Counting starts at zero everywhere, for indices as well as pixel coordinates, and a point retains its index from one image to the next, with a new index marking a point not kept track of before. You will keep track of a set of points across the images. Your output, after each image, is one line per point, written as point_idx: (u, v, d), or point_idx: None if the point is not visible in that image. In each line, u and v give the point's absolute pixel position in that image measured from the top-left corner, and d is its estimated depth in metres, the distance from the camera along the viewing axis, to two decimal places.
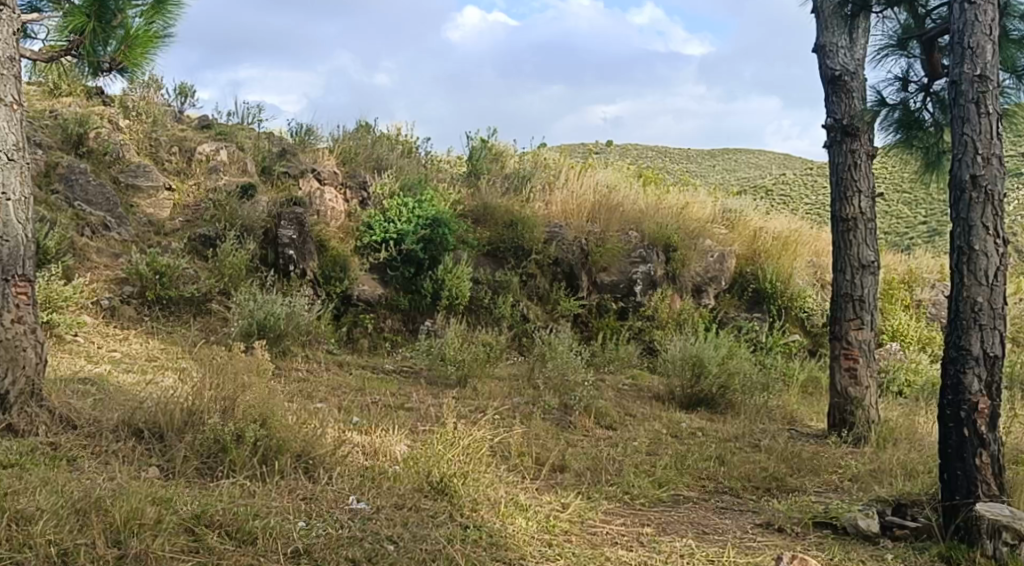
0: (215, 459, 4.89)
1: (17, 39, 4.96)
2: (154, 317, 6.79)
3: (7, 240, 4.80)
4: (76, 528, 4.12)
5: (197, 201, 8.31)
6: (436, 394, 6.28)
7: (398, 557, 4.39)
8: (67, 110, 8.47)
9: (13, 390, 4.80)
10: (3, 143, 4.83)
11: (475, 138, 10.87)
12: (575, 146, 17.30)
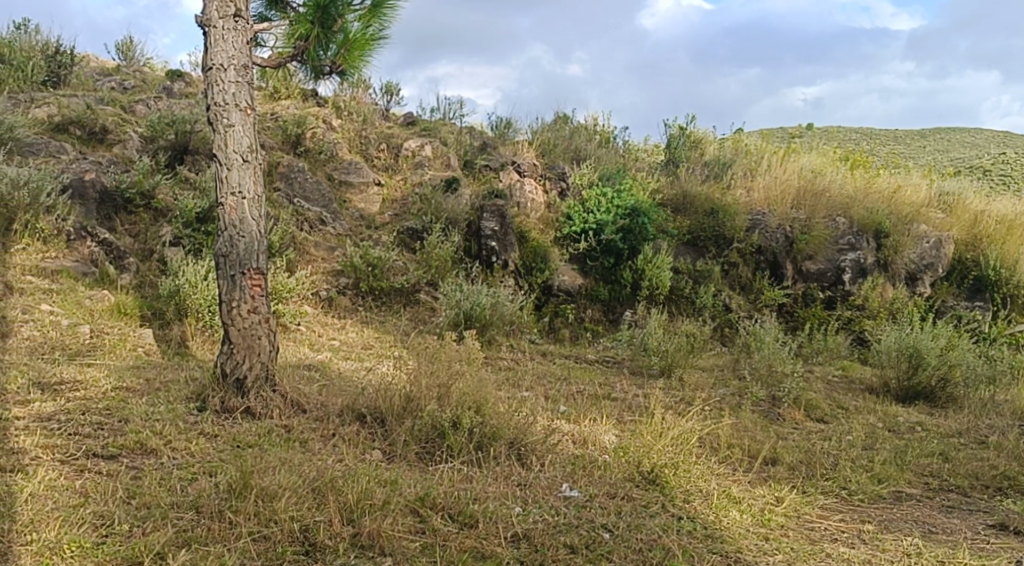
0: (433, 444, 5.08)
1: (250, 48, 5.29)
2: (367, 307, 7.08)
3: (244, 236, 5.14)
4: (314, 506, 4.37)
5: (405, 195, 8.70)
6: (641, 384, 6.31)
7: (616, 545, 4.44)
8: (286, 113, 9.02)
9: (250, 376, 5.15)
10: (239, 146, 5.17)
11: (673, 125, 10.83)
12: (780, 130, 16.86)
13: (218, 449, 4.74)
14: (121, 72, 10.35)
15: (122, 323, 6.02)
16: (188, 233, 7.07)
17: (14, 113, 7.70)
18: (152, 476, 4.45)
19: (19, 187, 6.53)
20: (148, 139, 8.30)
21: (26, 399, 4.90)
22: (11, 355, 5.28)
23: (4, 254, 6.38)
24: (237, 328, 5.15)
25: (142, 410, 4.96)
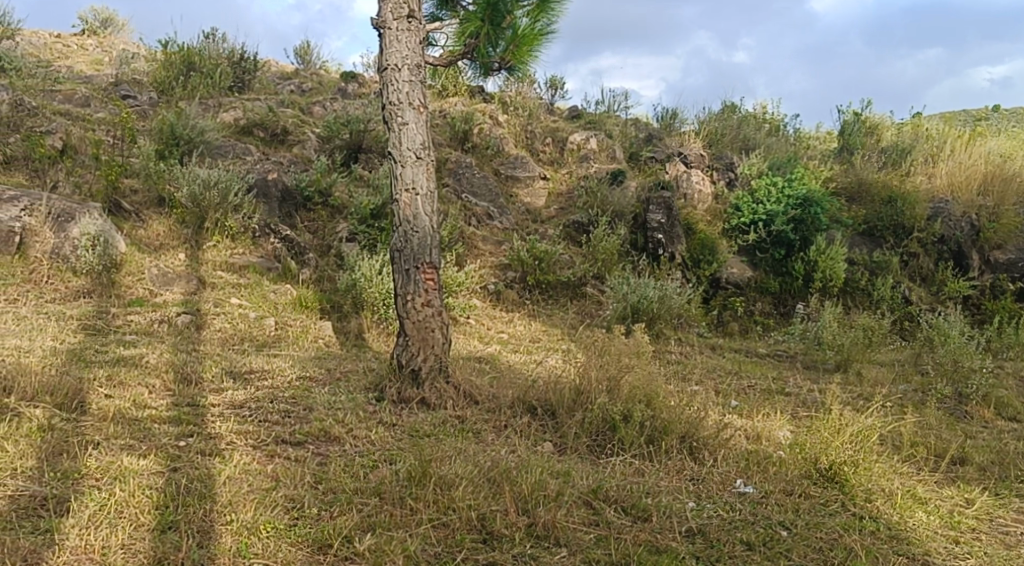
0: (604, 437, 5.09)
1: (422, 48, 5.43)
2: (535, 300, 7.15)
3: (417, 231, 5.28)
4: (490, 495, 4.45)
5: (570, 188, 9.01)
6: (816, 379, 6.15)
7: (795, 544, 4.34)
8: (454, 110, 9.41)
9: (424, 367, 5.29)
10: (412, 143, 5.31)
11: (848, 111, 10.57)
12: (966, 115, 16.00)
13: (397, 438, 4.90)
14: (300, 76, 10.95)
15: (303, 316, 6.30)
16: (363, 229, 7.34)
17: (206, 117, 8.23)
18: (337, 462, 4.64)
19: (211, 187, 6.94)
20: (325, 139, 8.72)
21: (220, 387, 5.19)
22: (206, 346, 5.61)
23: (197, 251, 6.81)
24: (411, 321, 5.29)
25: (325, 400, 5.18)
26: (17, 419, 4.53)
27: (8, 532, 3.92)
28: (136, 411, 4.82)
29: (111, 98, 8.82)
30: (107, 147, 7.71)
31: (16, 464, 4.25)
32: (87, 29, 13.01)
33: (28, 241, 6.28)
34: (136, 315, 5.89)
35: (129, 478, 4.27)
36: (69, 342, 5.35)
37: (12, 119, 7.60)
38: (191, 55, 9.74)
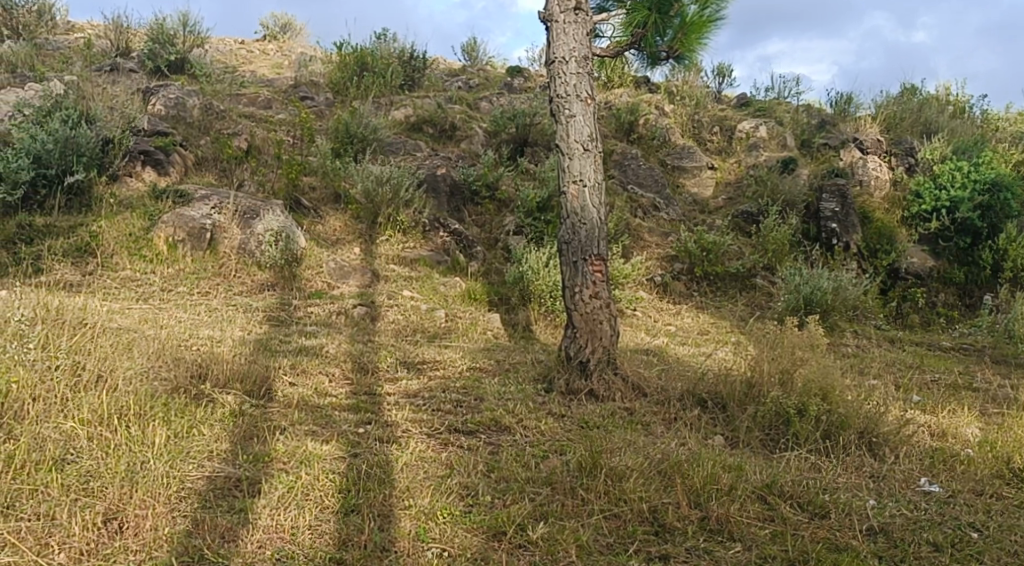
0: (777, 431, 4.94)
1: (589, 40, 5.44)
2: (703, 293, 7.04)
3: (585, 223, 5.30)
4: (661, 488, 4.42)
5: (738, 177, 8.90)
6: (1008, 374, 5.82)
7: (987, 546, 4.12)
8: (621, 102, 9.55)
9: (592, 359, 5.29)
10: (580, 135, 5.32)
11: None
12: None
13: (567, 428, 4.93)
14: (466, 72, 11.22)
15: (473, 308, 6.43)
16: (530, 222, 7.45)
17: (379, 116, 8.55)
18: (508, 451, 4.71)
19: (383, 183, 7.18)
20: (492, 134, 8.90)
21: (395, 376, 5.37)
22: (381, 337, 5.82)
23: (371, 245, 7.06)
24: (579, 313, 5.31)
25: (495, 390, 5.26)
26: (212, 404, 4.80)
27: (207, 510, 4.14)
28: (318, 398, 5.05)
29: (291, 100, 9.26)
30: (287, 146, 8.11)
31: (212, 446, 4.51)
32: (267, 35, 13.75)
33: (217, 237, 6.62)
34: (316, 306, 6.17)
35: (314, 463, 4.47)
36: (256, 332, 5.64)
37: (201, 122, 8.08)
38: (364, 56, 10.12)
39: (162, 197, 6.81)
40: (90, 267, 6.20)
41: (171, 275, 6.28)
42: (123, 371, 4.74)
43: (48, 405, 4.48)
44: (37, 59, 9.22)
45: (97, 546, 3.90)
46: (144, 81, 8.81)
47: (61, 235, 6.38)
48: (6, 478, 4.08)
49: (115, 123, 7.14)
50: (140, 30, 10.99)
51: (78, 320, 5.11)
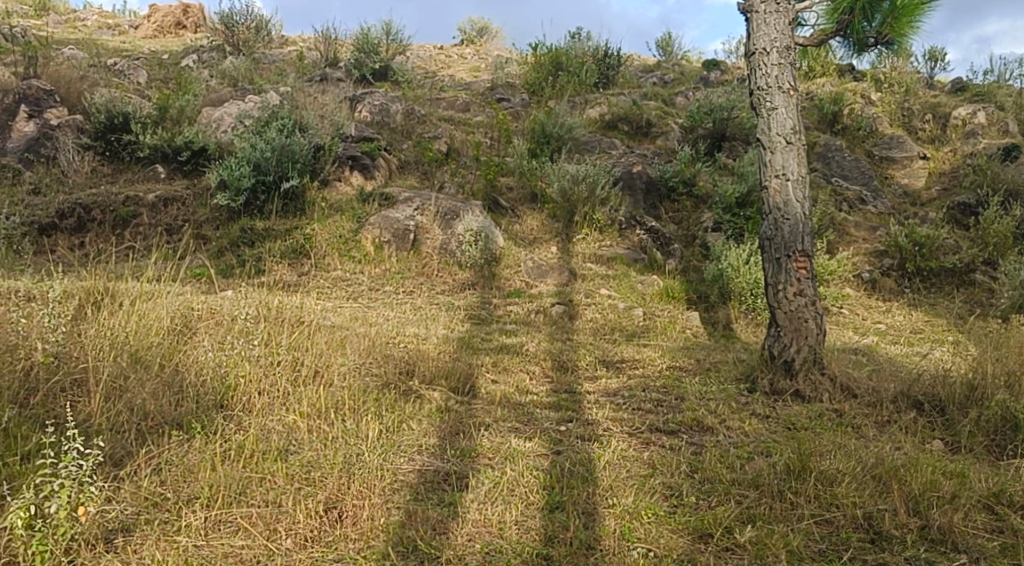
0: (1004, 437, 4.65)
1: (791, 29, 5.27)
2: (916, 289, 6.68)
3: (788, 219, 5.13)
4: (876, 493, 4.24)
5: (954, 166, 8.41)
6: None
7: None
8: (822, 92, 9.53)
9: (798, 358, 5.12)
10: (782, 128, 5.17)
11: None
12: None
13: (772, 430, 4.80)
14: (661, 68, 11.26)
15: (671, 307, 6.37)
16: (729, 218, 7.31)
17: (575, 115, 8.64)
18: (712, 452, 4.63)
19: (579, 182, 7.26)
20: (689, 130, 8.89)
21: (594, 375, 5.39)
22: (579, 335, 5.86)
23: (567, 243, 7.13)
24: (783, 311, 5.16)
25: (696, 390, 5.20)
26: (419, 400, 4.98)
27: (419, 502, 4.28)
28: (519, 395, 5.14)
29: (488, 102, 9.50)
30: (485, 148, 8.34)
31: (421, 441, 4.67)
32: (465, 39, 14.19)
33: (420, 237, 6.85)
34: (515, 305, 6.28)
35: (518, 459, 4.55)
36: (458, 330, 5.80)
37: (404, 127, 8.41)
38: (559, 56, 10.28)
39: (369, 201, 7.11)
40: (305, 267, 6.56)
41: (378, 274, 6.54)
42: (338, 367, 5.03)
43: (272, 399, 4.76)
44: (256, 73, 9.85)
45: (319, 533, 4.08)
46: (351, 90, 9.27)
47: (278, 238, 6.77)
48: (237, 465, 4.34)
49: (325, 131, 7.52)
50: (347, 41, 11.55)
51: (296, 318, 5.43)
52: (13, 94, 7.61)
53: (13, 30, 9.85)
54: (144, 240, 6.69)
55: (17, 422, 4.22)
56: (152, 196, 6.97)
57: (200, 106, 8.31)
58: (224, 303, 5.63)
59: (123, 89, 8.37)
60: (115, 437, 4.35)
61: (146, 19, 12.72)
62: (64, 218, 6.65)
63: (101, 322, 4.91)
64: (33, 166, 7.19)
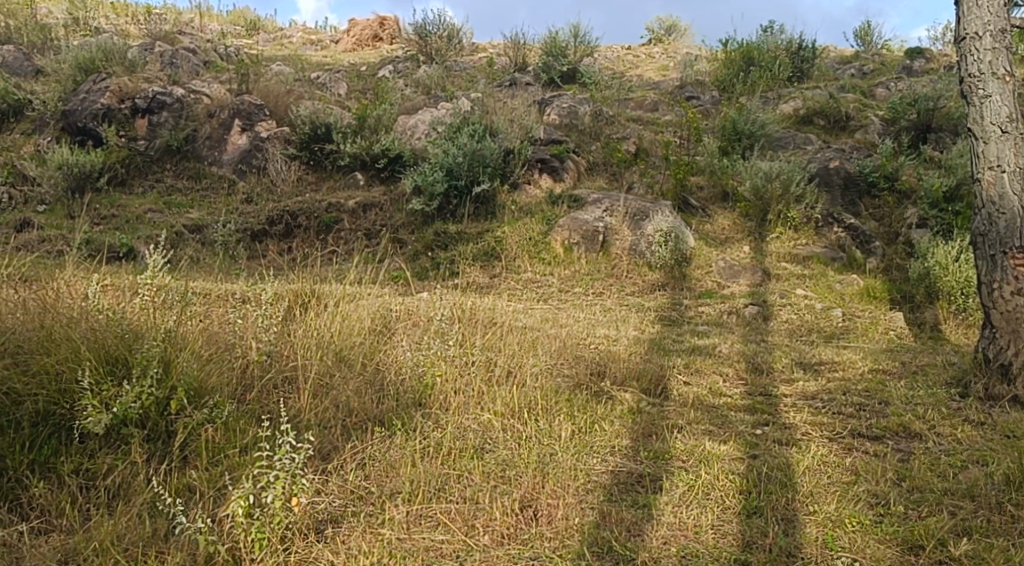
0: None
1: (1007, 11, 4.94)
2: None
3: (1004, 213, 4.80)
4: None
5: None
6: None
7: None
8: None
9: (1017, 361, 4.78)
10: (997, 116, 4.85)
11: None
12: None
13: (988, 437, 4.51)
14: (860, 59, 10.91)
15: (873, 307, 6.11)
16: (935, 214, 6.94)
17: (768, 111, 8.46)
18: (921, 459, 4.39)
19: (773, 179, 7.11)
20: (891, 123, 8.54)
21: (790, 377, 5.23)
22: (775, 337, 5.70)
23: (761, 243, 6.98)
24: (999, 311, 4.84)
25: (901, 394, 4.95)
26: (611, 401, 4.99)
27: (613, 503, 4.28)
28: (713, 398, 5.05)
29: (677, 101, 9.46)
30: (675, 147, 8.28)
31: (615, 442, 4.67)
32: (654, 38, 14.13)
33: (610, 238, 6.86)
34: (707, 306, 6.18)
35: (713, 462, 4.47)
36: (649, 332, 5.78)
37: (593, 129, 8.47)
38: (750, 51, 10.08)
39: (558, 203, 7.20)
40: (497, 270, 6.70)
41: (568, 276, 6.61)
42: (531, 367, 5.11)
43: (468, 398, 4.89)
44: (449, 80, 10.16)
45: (516, 531, 4.13)
46: (540, 94, 9.42)
47: (471, 241, 6.94)
48: (436, 462, 4.47)
49: (515, 135, 7.67)
50: (535, 46, 11.74)
51: (489, 319, 5.60)
52: (228, 109, 8.09)
53: (228, 50, 10.56)
54: (346, 244, 7.01)
55: (235, 415, 4.47)
56: (352, 203, 7.30)
57: (396, 114, 8.66)
58: (421, 305, 5.84)
59: (327, 101, 8.81)
60: (322, 433, 4.56)
61: (346, 33, 13.34)
62: (273, 225, 7.05)
63: (308, 323, 5.18)
64: (246, 176, 7.67)
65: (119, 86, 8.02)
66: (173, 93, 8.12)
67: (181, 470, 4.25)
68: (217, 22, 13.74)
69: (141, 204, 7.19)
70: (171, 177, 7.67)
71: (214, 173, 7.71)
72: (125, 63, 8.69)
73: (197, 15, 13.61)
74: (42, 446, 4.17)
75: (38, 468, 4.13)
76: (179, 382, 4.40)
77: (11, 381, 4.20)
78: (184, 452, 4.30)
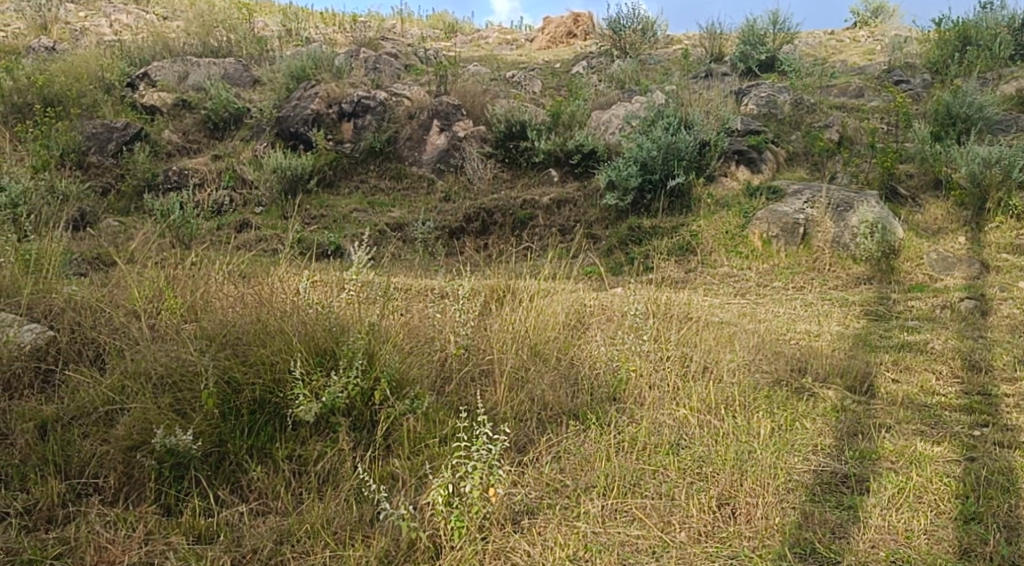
0: None
1: None
2: None
3: None
4: None
5: None
6: None
7: None
8: None
9: None
10: None
11: None
12: None
13: None
14: None
15: None
16: None
17: (986, 93, 7.94)
18: None
19: (992, 165, 6.70)
20: None
21: (1013, 376, 4.86)
22: (995, 333, 5.32)
23: (978, 233, 6.53)
24: None
25: None
26: (813, 398, 4.81)
27: (815, 504, 4.12)
28: (925, 396, 4.78)
29: (885, 85, 9.08)
30: (882, 134, 7.91)
31: (817, 440, 4.49)
32: (859, 21, 13.56)
33: (812, 231, 6.63)
34: (918, 300, 5.85)
35: (925, 464, 4.25)
36: (854, 327, 5.53)
37: (792, 118, 8.28)
38: (967, 29, 9.52)
39: (756, 195, 7.08)
40: (692, 264, 6.59)
41: (766, 270, 6.44)
42: (727, 363, 5.04)
43: (663, 393, 4.85)
44: (644, 74, 10.12)
45: (713, 529, 4.04)
46: (737, 84, 9.24)
47: (665, 235, 6.90)
48: (631, 457, 4.45)
49: (711, 127, 7.57)
50: (733, 35, 11.54)
51: (684, 314, 5.58)
52: (428, 110, 8.34)
53: (428, 52, 10.92)
54: (540, 240, 7.10)
55: (435, 407, 4.62)
56: (547, 199, 7.37)
57: (590, 110, 8.71)
58: (614, 300, 5.84)
59: (522, 99, 8.98)
60: (518, 425, 4.62)
61: (541, 32, 13.52)
62: (470, 222, 7.23)
63: (504, 317, 5.29)
64: (444, 175, 7.91)
65: (327, 92, 8.44)
66: (376, 96, 8.48)
67: (385, 459, 4.43)
68: (417, 27, 14.23)
69: (347, 205, 7.56)
70: (375, 178, 8.01)
71: (415, 173, 7.98)
72: (333, 69, 9.12)
73: (399, 21, 14.15)
74: (259, 431, 4.43)
75: (255, 453, 4.39)
76: (383, 373, 4.59)
77: (233, 371, 4.52)
78: (387, 441, 4.48)
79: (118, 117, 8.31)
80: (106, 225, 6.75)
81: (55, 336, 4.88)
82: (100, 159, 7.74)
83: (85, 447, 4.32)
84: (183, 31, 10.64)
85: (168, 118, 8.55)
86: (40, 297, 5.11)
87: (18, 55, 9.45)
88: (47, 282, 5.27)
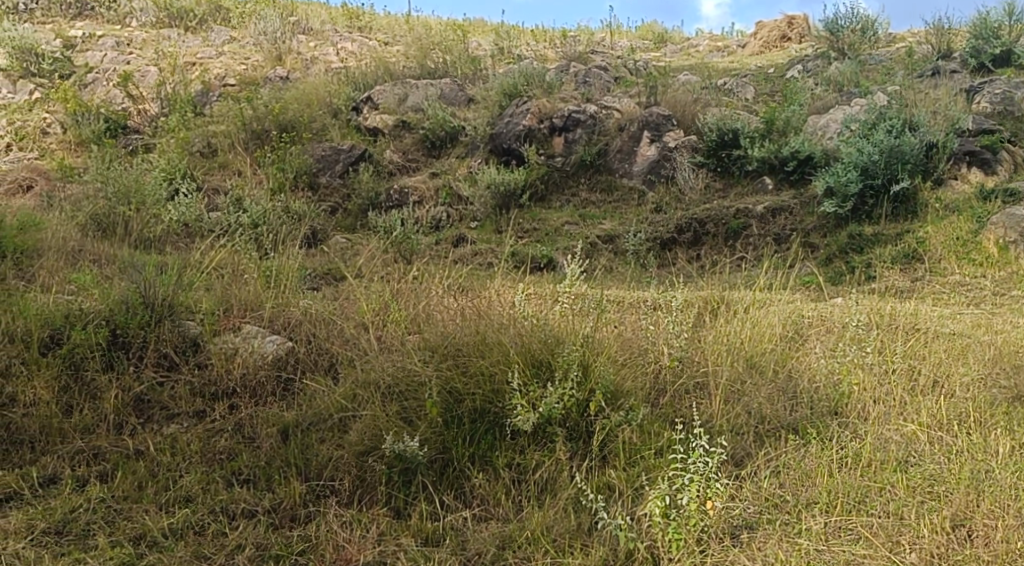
0: None
1: None
2: None
3: None
4: None
5: None
6: None
7: None
8: None
9: None
10: None
11: None
12: None
13: None
14: None
15: None
16: None
17: None
18: None
19: None
20: None
21: None
22: None
23: None
24: None
25: None
26: None
27: None
28: None
29: None
30: None
31: None
32: None
33: None
34: None
35: None
36: None
37: None
38: None
39: (990, 198, 6.75)
40: (919, 272, 6.30)
41: (1003, 278, 6.08)
42: (959, 378, 4.81)
43: (888, 408, 4.67)
44: (864, 75, 9.73)
45: (947, 551, 3.83)
46: (968, 81, 8.72)
47: (889, 243, 6.64)
48: (855, 473, 4.29)
49: (940, 127, 7.29)
50: (962, 29, 10.90)
51: (911, 325, 5.36)
52: (638, 122, 8.40)
53: (637, 63, 10.94)
54: (754, 250, 6.99)
55: (650, 418, 4.64)
56: (761, 208, 7.26)
57: (806, 115, 8.53)
58: (834, 310, 5.67)
59: (734, 107, 8.86)
60: (736, 439, 4.55)
61: (753, 36, 13.24)
62: (682, 233, 7.19)
63: (718, 329, 5.27)
64: (655, 186, 7.95)
65: (539, 107, 8.59)
66: (587, 109, 8.57)
67: (601, 469, 4.49)
68: (627, 38, 14.24)
69: (559, 218, 7.74)
70: (586, 191, 8.12)
71: (625, 184, 8.04)
72: (544, 84, 9.30)
73: (608, 33, 14.21)
74: (480, 440, 4.60)
75: (477, 460, 4.56)
76: (598, 384, 4.63)
77: (454, 382, 4.70)
78: (603, 452, 4.54)
79: (346, 140, 8.79)
80: (336, 243, 7.19)
81: (293, 346, 5.26)
82: (330, 179, 8.22)
83: (321, 451, 4.62)
84: (403, 55, 11.10)
85: (390, 139, 8.96)
86: (280, 310, 5.54)
87: (256, 84, 10.16)
88: (285, 297, 5.69)
